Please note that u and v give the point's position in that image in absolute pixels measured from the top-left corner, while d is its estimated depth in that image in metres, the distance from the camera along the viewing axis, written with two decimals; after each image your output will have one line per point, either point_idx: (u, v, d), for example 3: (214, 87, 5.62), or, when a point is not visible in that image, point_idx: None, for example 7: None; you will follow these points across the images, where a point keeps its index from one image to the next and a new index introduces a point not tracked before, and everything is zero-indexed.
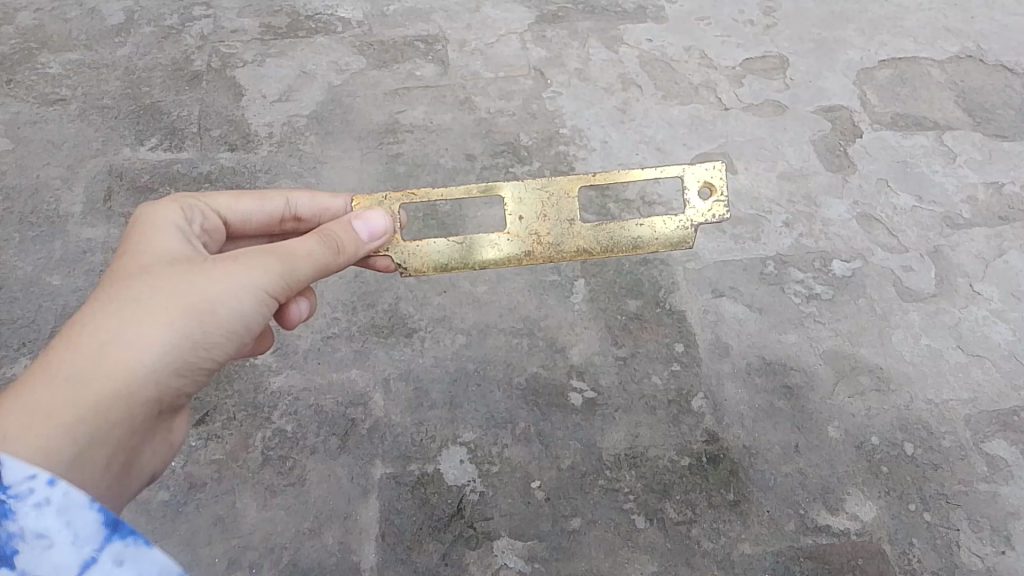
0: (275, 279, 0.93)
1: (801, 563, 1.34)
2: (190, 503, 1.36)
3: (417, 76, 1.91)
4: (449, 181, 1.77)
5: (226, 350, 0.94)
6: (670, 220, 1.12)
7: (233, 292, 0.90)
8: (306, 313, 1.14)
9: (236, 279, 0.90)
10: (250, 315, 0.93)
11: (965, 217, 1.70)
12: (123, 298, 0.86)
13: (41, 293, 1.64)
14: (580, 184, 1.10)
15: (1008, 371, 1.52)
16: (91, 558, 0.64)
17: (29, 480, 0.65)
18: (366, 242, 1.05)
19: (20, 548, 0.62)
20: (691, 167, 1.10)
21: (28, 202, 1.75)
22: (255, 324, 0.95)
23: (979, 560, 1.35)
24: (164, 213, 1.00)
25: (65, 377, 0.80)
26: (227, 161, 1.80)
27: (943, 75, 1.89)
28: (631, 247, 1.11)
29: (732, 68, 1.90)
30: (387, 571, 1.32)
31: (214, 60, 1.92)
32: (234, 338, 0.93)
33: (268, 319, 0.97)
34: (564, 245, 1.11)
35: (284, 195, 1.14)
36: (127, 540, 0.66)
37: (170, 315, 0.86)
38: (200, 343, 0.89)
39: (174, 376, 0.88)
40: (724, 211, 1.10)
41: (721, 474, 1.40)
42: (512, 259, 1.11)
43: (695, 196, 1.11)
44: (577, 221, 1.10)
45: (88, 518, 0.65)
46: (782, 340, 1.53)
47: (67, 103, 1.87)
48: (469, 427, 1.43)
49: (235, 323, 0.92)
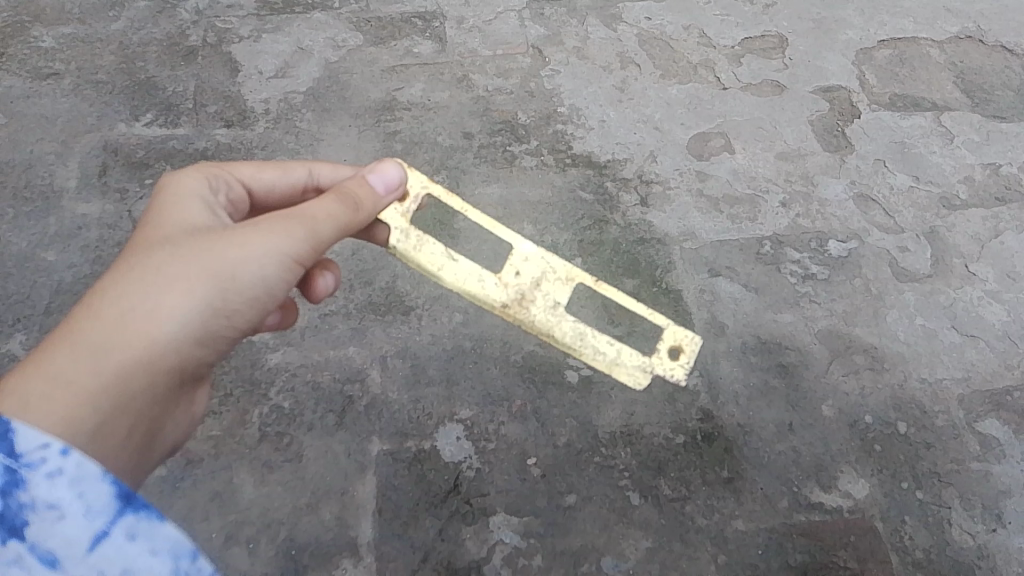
0: (297, 242, 0.92)
1: (794, 539, 1.33)
2: (187, 478, 1.35)
3: (414, 53, 1.93)
4: (446, 158, 1.75)
5: (248, 318, 0.93)
6: (635, 355, 1.08)
7: (255, 258, 0.89)
8: (332, 286, 1.16)
9: (257, 244, 0.89)
10: (273, 282, 0.92)
11: (962, 198, 1.71)
12: (144, 267, 0.86)
13: (36, 269, 1.59)
14: (583, 279, 1.07)
15: (1002, 351, 1.52)
16: (102, 531, 0.66)
17: (42, 450, 0.68)
18: (382, 197, 1.04)
19: (31, 519, 0.64)
20: (675, 325, 1.10)
21: (21, 176, 1.72)
22: (278, 291, 0.94)
23: (971, 538, 1.34)
24: (186, 183, 1.00)
25: (87, 345, 0.81)
26: (223, 138, 1.78)
27: (943, 54, 1.95)
28: (589, 356, 1.07)
29: (731, 47, 1.95)
30: (383, 546, 1.31)
31: (210, 36, 1.95)
32: (257, 307, 0.93)
33: (292, 287, 0.96)
34: (539, 319, 1.06)
35: (306, 167, 1.13)
36: (138, 514, 0.69)
37: (191, 282, 0.86)
38: (222, 311, 0.89)
39: (195, 344, 0.88)
40: (683, 377, 1.08)
41: (716, 451, 1.40)
42: (487, 305, 1.06)
43: (664, 350, 1.09)
44: (563, 306, 1.07)
45: (100, 490, 0.68)
46: (778, 320, 1.54)
47: (60, 77, 1.87)
48: (466, 404, 1.43)
49: (257, 289, 0.91)
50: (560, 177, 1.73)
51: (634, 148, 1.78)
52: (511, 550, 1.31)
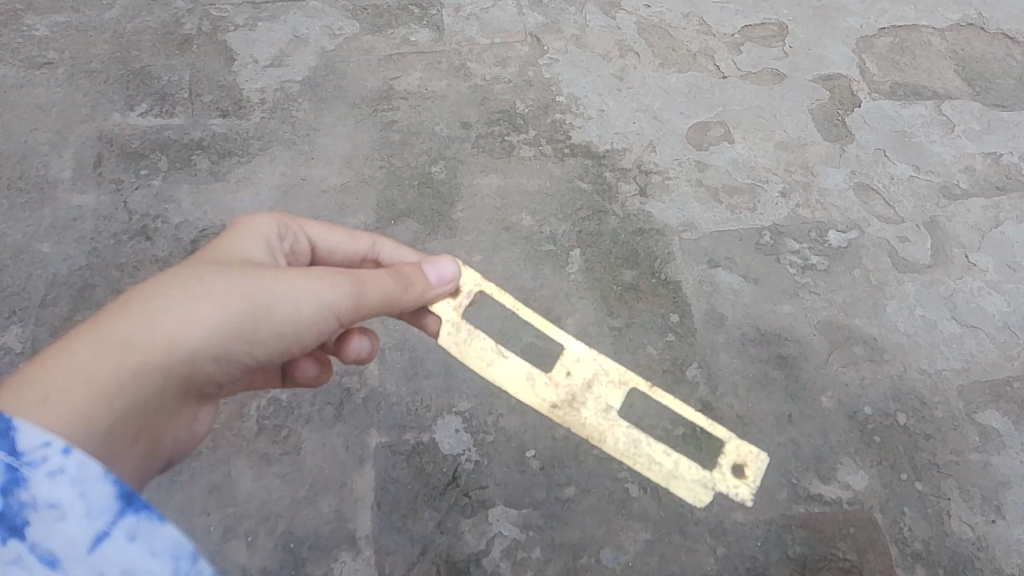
0: (341, 296, 0.95)
1: (792, 531, 1.32)
2: (186, 471, 1.34)
3: (411, 40, 1.92)
4: (444, 148, 1.74)
5: (268, 350, 0.95)
6: (696, 468, 1.08)
7: (296, 298, 0.92)
8: (365, 351, 1.19)
9: (303, 285, 0.92)
10: (305, 325, 0.94)
11: (962, 188, 1.71)
12: (189, 279, 0.88)
13: (31, 261, 1.57)
14: (636, 383, 1.09)
15: (1002, 341, 1.51)
16: (104, 531, 0.67)
17: (43, 448, 0.68)
18: (434, 286, 1.07)
19: (32, 518, 0.65)
20: (740, 440, 1.11)
21: (16, 167, 1.70)
22: (304, 335, 0.96)
23: (969, 529, 1.33)
24: (258, 224, 1.03)
25: (115, 340, 0.81)
26: (219, 128, 1.76)
27: (944, 42, 1.94)
28: (645, 466, 1.08)
29: (731, 35, 1.94)
30: (383, 539, 1.29)
31: (205, 24, 1.94)
32: (281, 343, 0.95)
33: (319, 336, 0.98)
34: (592, 421, 1.07)
35: (371, 238, 1.15)
36: (140, 515, 0.69)
37: (229, 302, 0.88)
38: (247, 337, 0.91)
39: (213, 361, 0.89)
40: (749, 497, 1.08)
41: (715, 443, 1.38)
42: (535, 405, 1.07)
43: (728, 466, 1.09)
44: (615, 410, 1.08)
45: (101, 490, 0.68)
46: (777, 311, 1.53)
47: (54, 67, 1.86)
48: (465, 396, 1.42)
49: (288, 326, 0.93)
50: (558, 168, 1.72)
51: (634, 137, 1.77)
52: (510, 542, 1.30)
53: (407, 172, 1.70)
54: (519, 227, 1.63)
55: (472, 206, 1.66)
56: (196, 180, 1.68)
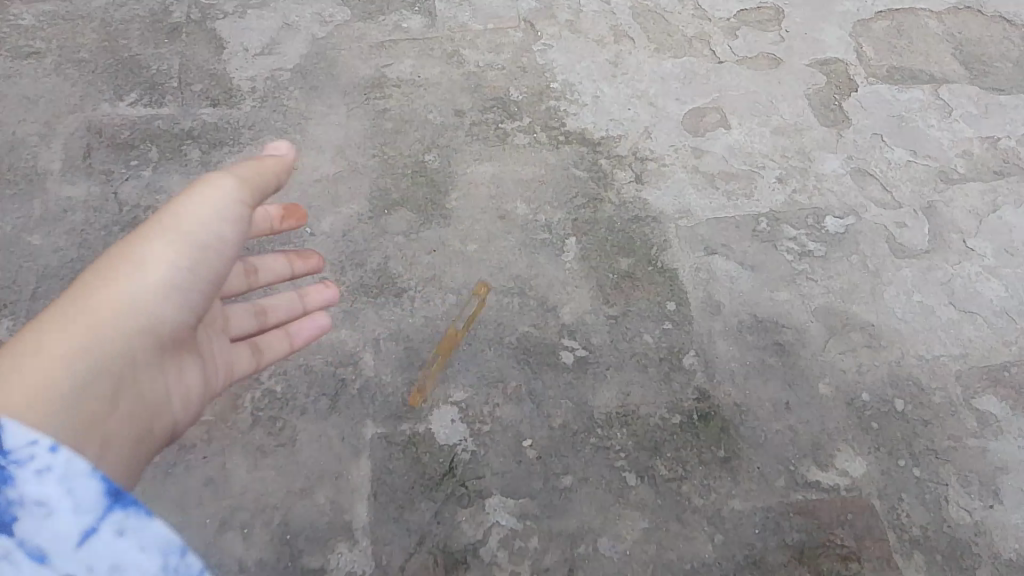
0: (217, 198, 1.06)
1: (790, 518, 1.29)
2: (180, 464, 1.30)
3: (403, 27, 1.94)
4: (437, 136, 1.73)
5: (198, 279, 1.06)
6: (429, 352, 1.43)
7: (194, 219, 1.04)
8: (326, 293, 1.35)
9: (182, 207, 1.04)
10: (208, 229, 1.05)
11: (959, 172, 1.71)
12: (112, 255, 1.03)
13: (21, 254, 1.54)
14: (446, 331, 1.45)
15: (1000, 326, 1.50)
16: (91, 527, 0.76)
17: (31, 447, 0.78)
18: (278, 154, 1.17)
19: (20, 514, 0.75)
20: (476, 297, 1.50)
21: (4, 159, 1.67)
22: (217, 244, 1.07)
23: (967, 514, 1.30)
24: None
25: (51, 326, 0.94)
26: (210, 117, 1.74)
27: (941, 27, 1.98)
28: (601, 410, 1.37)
29: (727, 20, 1.98)
30: (380, 530, 1.25)
31: (195, 13, 1.95)
32: (203, 258, 1.06)
33: (234, 242, 1.09)
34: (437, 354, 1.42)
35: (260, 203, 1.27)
36: (127, 510, 0.78)
37: (140, 252, 1.02)
38: (169, 270, 1.03)
39: (148, 304, 1.00)
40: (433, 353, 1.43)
41: (712, 432, 1.37)
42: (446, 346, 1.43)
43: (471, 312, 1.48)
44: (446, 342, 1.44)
45: (88, 487, 0.78)
46: (775, 298, 1.52)
47: (42, 57, 1.85)
48: (460, 386, 1.39)
49: (199, 242, 1.05)
50: (553, 155, 1.71)
51: (629, 124, 1.78)
52: (508, 532, 1.26)
53: (400, 160, 1.69)
54: (514, 215, 1.62)
55: (467, 194, 1.65)
56: (187, 170, 1.66)
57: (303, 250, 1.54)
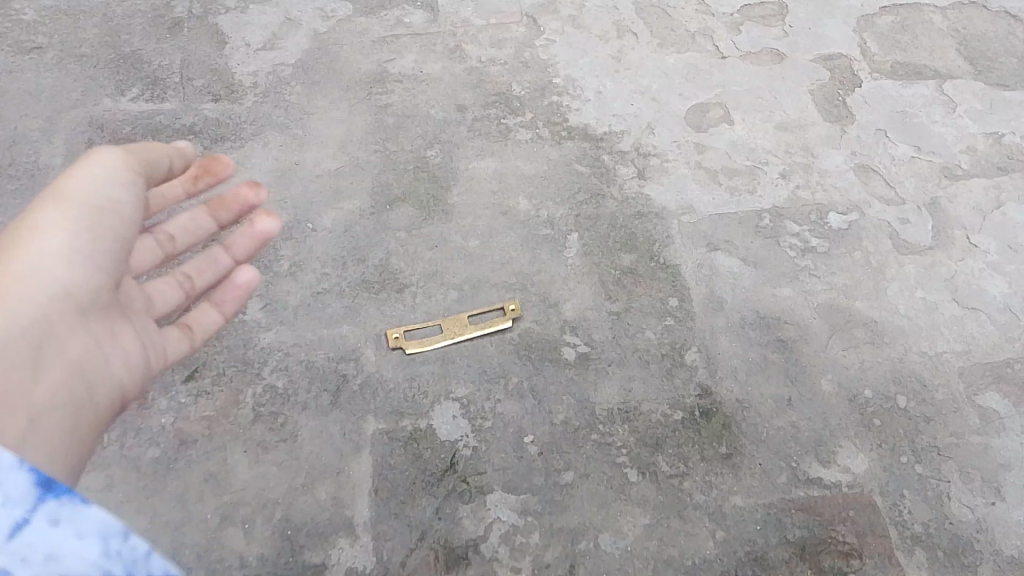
0: (92, 168, 1.06)
1: (792, 515, 1.28)
2: (181, 459, 1.29)
3: (405, 22, 1.94)
4: (439, 132, 1.73)
5: (99, 246, 1.05)
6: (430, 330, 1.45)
7: (80, 191, 1.04)
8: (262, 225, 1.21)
9: (62, 186, 1.04)
10: (93, 195, 1.05)
11: (963, 168, 1.70)
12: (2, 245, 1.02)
13: None
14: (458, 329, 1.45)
15: (1003, 323, 1.50)
16: (23, 518, 0.76)
17: None
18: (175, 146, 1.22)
19: None
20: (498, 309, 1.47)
21: (5, 154, 1.66)
22: (105, 212, 1.06)
23: (968, 511, 1.29)
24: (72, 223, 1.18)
25: None
26: (211, 112, 1.74)
27: (946, 22, 1.97)
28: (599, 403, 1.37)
29: (731, 15, 1.98)
30: (381, 526, 1.25)
31: (196, 8, 1.95)
32: (97, 226, 1.05)
33: (121, 206, 1.08)
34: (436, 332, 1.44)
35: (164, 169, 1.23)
36: (60, 499, 0.79)
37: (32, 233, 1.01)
38: (71, 241, 1.02)
39: (58, 275, 0.99)
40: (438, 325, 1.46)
41: (714, 428, 1.36)
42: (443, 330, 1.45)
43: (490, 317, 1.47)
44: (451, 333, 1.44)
45: (18, 480, 0.78)
46: (777, 294, 1.52)
47: (43, 52, 1.84)
48: (462, 382, 1.39)
49: (93, 212, 1.04)
50: (555, 151, 1.71)
51: (631, 119, 1.77)
52: (509, 528, 1.26)
53: (401, 156, 1.68)
54: (516, 211, 1.61)
55: (469, 190, 1.64)
56: None
57: (305, 246, 1.54)
